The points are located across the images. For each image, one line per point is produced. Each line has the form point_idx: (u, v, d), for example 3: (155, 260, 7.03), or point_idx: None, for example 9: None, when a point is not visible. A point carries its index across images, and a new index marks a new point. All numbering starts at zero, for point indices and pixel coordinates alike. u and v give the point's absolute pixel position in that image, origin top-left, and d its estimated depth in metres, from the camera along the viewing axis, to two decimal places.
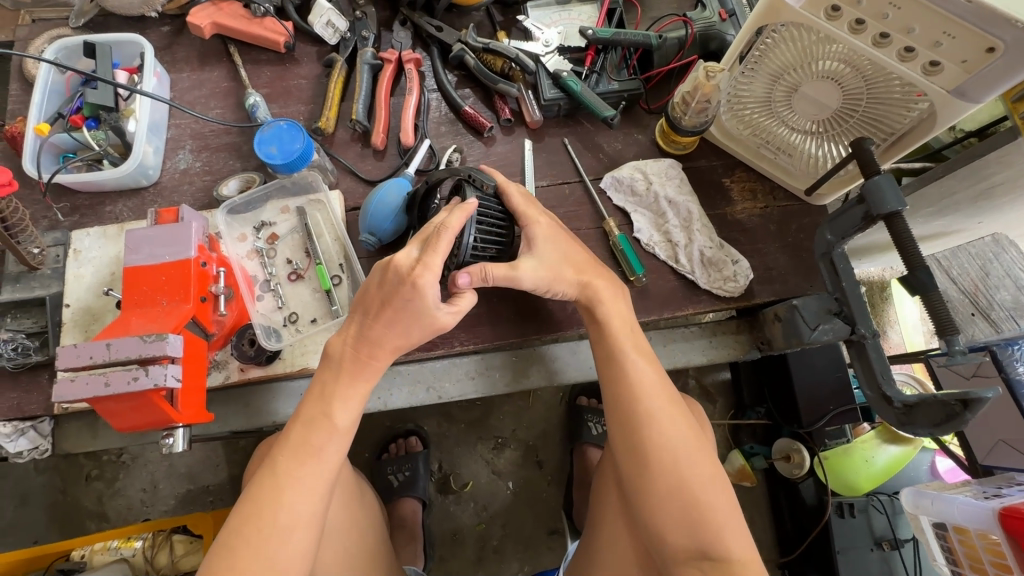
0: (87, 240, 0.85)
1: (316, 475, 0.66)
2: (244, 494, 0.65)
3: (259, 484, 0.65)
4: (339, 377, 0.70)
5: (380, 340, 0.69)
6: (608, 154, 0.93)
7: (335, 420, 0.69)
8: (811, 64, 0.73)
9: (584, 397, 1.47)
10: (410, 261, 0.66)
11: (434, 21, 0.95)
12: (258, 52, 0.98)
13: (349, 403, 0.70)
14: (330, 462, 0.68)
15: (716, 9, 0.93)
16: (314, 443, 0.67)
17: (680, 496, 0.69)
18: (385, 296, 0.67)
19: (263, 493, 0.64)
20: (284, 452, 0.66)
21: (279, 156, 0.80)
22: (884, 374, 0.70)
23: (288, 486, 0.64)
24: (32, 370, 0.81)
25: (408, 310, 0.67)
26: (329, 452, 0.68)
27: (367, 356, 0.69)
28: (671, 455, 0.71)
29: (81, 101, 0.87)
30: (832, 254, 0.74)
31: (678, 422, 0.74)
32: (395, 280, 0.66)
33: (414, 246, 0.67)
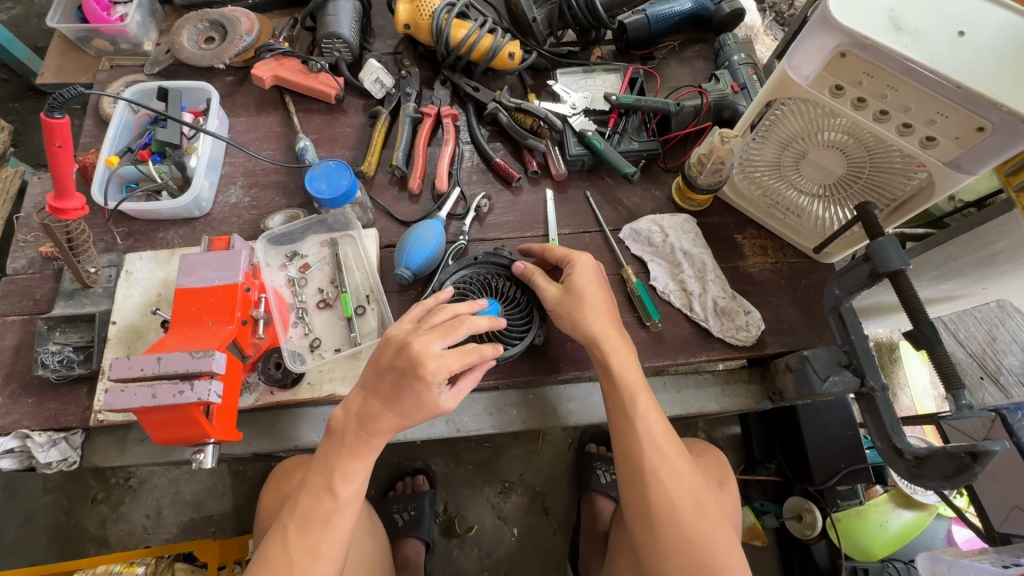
0: (139, 262, 0.91)
1: (330, 546, 0.68)
2: (256, 563, 0.67)
3: (271, 552, 0.67)
4: (347, 446, 0.70)
5: (380, 415, 0.68)
6: (627, 207, 1.00)
7: (337, 492, 0.69)
8: (818, 134, 0.80)
9: (594, 444, 1.47)
10: (428, 353, 0.66)
11: (471, 82, 1.05)
12: (311, 102, 1.08)
13: (349, 477, 0.70)
14: (337, 532, 0.69)
15: (729, 82, 1.03)
16: (318, 515, 0.69)
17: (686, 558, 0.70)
18: (395, 379, 0.67)
19: (271, 561, 0.67)
20: (294, 523, 0.68)
21: (327, 192, 0.86)
22: (894, 426, 0.72)
23: (298, 557, 0.67)
24: (72, 383, 0.85)
25: (412, 395, 0.66)
26: (335, 523, 0.69)
27: (373, 432, 0.69)
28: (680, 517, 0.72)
29: (150, 138, 0.96)
30: (841, 308, 0.78)
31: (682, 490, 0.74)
32: (406, 365, 0.66)
33: (439, 340, 0.67)
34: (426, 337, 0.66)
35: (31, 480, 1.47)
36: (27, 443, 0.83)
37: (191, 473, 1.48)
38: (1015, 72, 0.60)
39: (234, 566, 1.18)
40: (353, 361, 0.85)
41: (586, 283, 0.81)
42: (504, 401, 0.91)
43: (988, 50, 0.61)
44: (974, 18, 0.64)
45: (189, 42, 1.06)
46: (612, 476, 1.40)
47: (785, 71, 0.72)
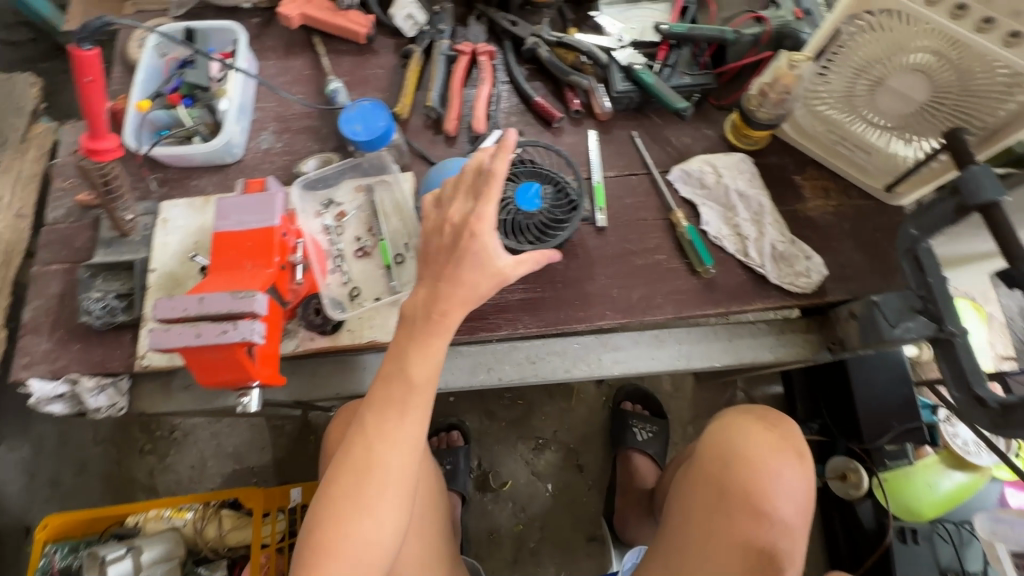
0: (175, 210, 0.90)
1: (407, 434, 0.68)
2: (340, 448, 0.69)
3: (352, 436, 0.68)
4: (420, 331, 0.68)
5: (447, 295, 0.67)
6: (676, 147, 0.93)
7: (411, 375, 0.67)
8: (897, 56, 0.72)
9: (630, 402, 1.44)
10: (463, 215, 0.68)
11: (508, 16, 0.99)
12: (340, 43, 1.03)
13: (424, 360, 0.67)
14: (413, 419, 0.68)
15: (791, 8, 0.93)
16: (394, 400, 0.67)
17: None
18: (447, 254, 0.67)
19: (352, 444, 0.68)
20: (369, 409, 0.68)
21: (363, 133, 0.82)
22: (975, 374, 0.67)
23: (376, 438, 0.67)
24: (116, 330, 0.85)
25: (472, 262, 0.67)
26: (411, 408, 0.68)
27: (438, 314, 0.67)
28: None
29: (179, 81, 0.94)
30: (917, 250, 0.71)
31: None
32: (451, 240, 0.68)
33: (464, 200, 0.68)
34: (456, 205, 0.69)
35: (82, 431, 1.53)
36: (76, 388, 0.84)
37: (231, 426, 1.52)
38: None
39: (278, 514, 1.21)
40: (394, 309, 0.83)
41: None
42: (546, 350, 0.88)
43: None
44: None
45: None
46: (648, 434, 1.38)
47: None
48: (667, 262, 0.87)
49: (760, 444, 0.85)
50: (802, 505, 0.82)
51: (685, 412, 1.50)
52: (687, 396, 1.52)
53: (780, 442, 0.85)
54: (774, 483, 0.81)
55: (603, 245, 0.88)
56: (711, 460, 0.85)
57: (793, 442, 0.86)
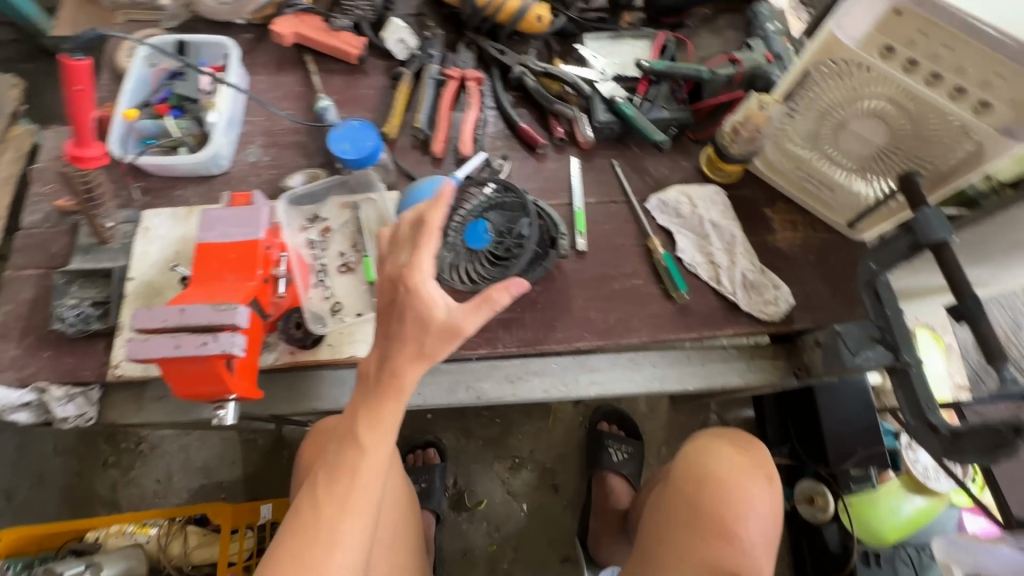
0: (157, 219, 0.90)
1: (360, 500, 0.67)
2: (290, 513, 0.67)
3: (304, 501, 0.67)
4: (373, 401, 0.66)
5: (396, 354, 0.64)
6: (654, 177, 0.97)
7: (362, 443, 0.66)
8: (856, 102, 0.78)
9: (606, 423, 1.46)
10: (401, 267, 0.65)
11: (497, 45, 1.03)
12: (331, 62, 1.05)
13: (375, 428, 0.66)
14: (366, 485, 0.67)
15: (763, 51, 1.00)
16: (347, 466, 0.67)
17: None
18: (389, 311, 0.65)
19: (302, 508, 0.67)
20: (322, 474, 0.67)
21: (351, 152, 0.83)
22: (928, 402, 0.71)
23: (327, 506, 0.66)
24: (89, 338, 0.84)
25: (411, 318, 0.63)
26: (363, 474, 0.67)
27: (389, 373, 0.64)
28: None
29: (168, 93, 0.95)
30: (876, 283, 0.76)
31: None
32: (390, 296, 0.65)
33: (403, 252, 0.66)
34: (394, 256, 0.67)
35: (43, 442, 1.47)
36: (44, 398, 0.82)
37: (201, 440, 1.49)
38: None
39: (246, 531, 1.19)
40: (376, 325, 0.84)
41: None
42: (524, 369, 0.90)
43: None
44: None
45: None
46: (623, 455, 1.40)
47: (831, 33, 0.69)
48: (643, 287, 0.90)
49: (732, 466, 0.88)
50: (771, 526, 0.85)
51: (660, 434, 1.53)
52: (662, 418, 1.55)
53: (752, 463, 0.89)
54: (745, 501, 0.84)
55: (582, 269, 0.91)
56: (686, 479, 0.88)
57: (763, 464, 0.90)
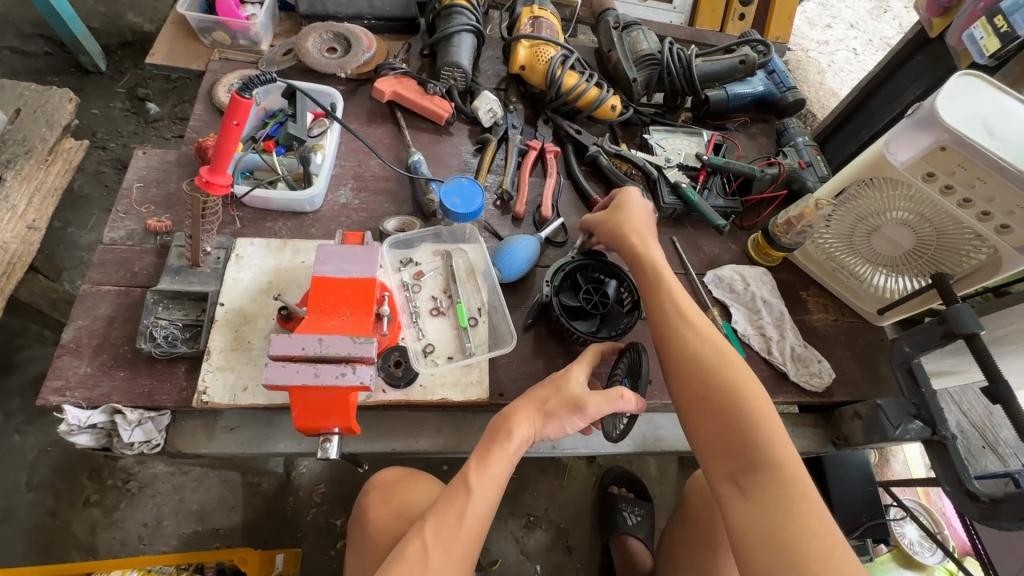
0: (250, 248, 0.91)
1: (462, 544, 0.70)
2: (392, 558, 0.68)
3: (408, 544, 0.69)
4: (485, 449, 0.74)
5: (517, 406, 0.76)
6: (708, 255, 1.09)
7: (470, 487, 0.72)
8: (888, 212, 0.94)
9: (616, 486, 1.49)
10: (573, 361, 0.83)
11: (573, 125, 1.15)
12: (420, 120, 1.13)
13: (484, 474, 0.72)
14: (467, 529, 0.70)
15: (796, 159, 1.18)
16: (455, 513, 0.71)
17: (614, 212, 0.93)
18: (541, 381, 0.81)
19: (406, 552, 0.69)
20: (429, 520, 0.71)
21: (461, 206, 0.89)
22: (965, 473, 0.81)
23: (433, 550, 0.68)
24: (170, 361, 0.82)
25: (550, 379, 0.79)
26: (469, 516, 0.71)
27: (506, 418, 0.75)
28: (672, 335, 0.78)
29: (274, 131, 0.99)
30: (910, 364, 0.89)
31: (685, 316, 0.79)
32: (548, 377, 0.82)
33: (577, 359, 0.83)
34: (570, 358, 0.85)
35: (15, 474, 1.33)
36: (114, 420, 0.78)
37: (200, 480, 1.39)
38: None
39: None
40: (466, 369, 0.87)
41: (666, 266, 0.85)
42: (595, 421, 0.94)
43: None
44: None
45: (314, 49, 1.11)
46: (637, 517, 1.43)
47: (882, 153, 0.85)
48: None
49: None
50: None
51: (670, 497, 1.57)
52: (671, 481, 1.59)
53: None
54: None
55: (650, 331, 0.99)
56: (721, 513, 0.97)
57: None
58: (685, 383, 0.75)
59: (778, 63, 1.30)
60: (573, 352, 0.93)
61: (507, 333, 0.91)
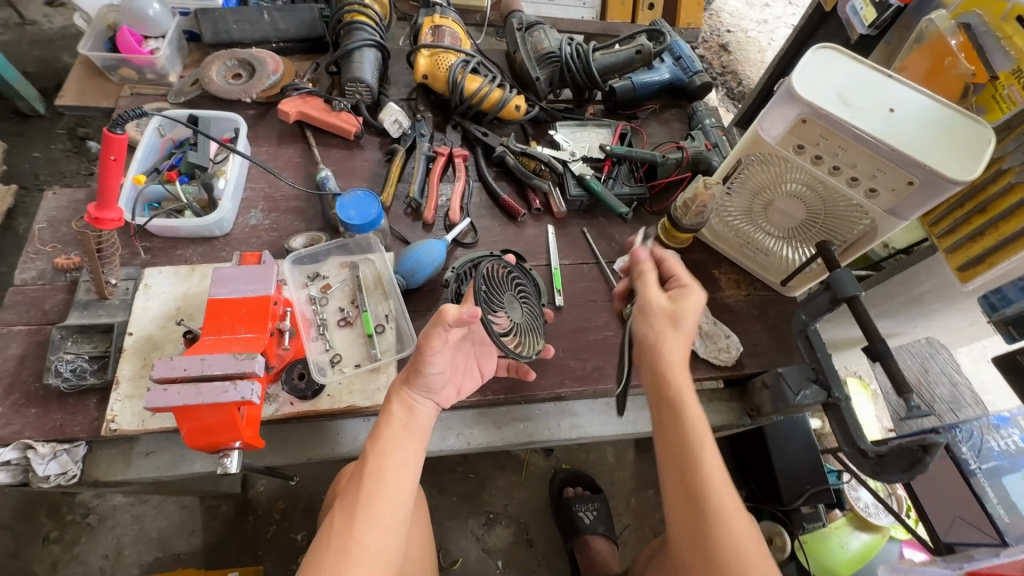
0: (159, 277, 0.94)
1: (387, 508, 0.71)
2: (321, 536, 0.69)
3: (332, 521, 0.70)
4: (377, 429, 0.76)
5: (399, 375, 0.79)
6: (619, 243, 1.12)
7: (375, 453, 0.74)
8: (779, 185, 0.96)
9: (570, 488, 1.49)
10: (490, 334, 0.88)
11: (480, 128, 1.18)
12: (330, 137, 1.16)
13: (385, 440, 0.75)
14: (386, 490, 0.72)
15: (703, 141, 1.20)
16: (365, 480, 0.72)
17: (658, 326, 0.78)
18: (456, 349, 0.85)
19: (330, 530, 0.69)
20: (343, 497, 0.72)
21: (357, 218, 0.92)
22: (857, 431, 0.83)
23: (357, 517, 0.69)
24: (80, 394, 0.84)
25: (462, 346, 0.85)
26: (384, 477, 0.72)
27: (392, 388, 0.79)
28: (709, 500, 0.68)
29: (177, 160, 1.02)
30: (807, 331, 0.91)
31: (726, 477, 0.71)
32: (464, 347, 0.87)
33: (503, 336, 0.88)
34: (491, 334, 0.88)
35: None
36: (26, 455, 0.81)
37: (159, 508, 1.41)
38: (939, 142, 0.76)
39: None
40: (374, 375, 0.90)
41: (676, 341, 0.77)
42: (510, 414, 0.97)
43: (913, 124, 0.77)
44: (903, 98, 0.80)
45: (218, 77, 1.14)
46: (592, 514, 1.43)
47: (757, 132, 0.88)
48: (614, 337, 1.01)
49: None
50: None
51: (628, 483, 1.59)
52: (629, 466, 1.62)
53: None
54: None
55: (561, 322, 1.01)
56: None
57: None
58: (677, 482, 0.72)
59: (682, 48, 1.31)
60: None
61: (413, 335, 0.93)
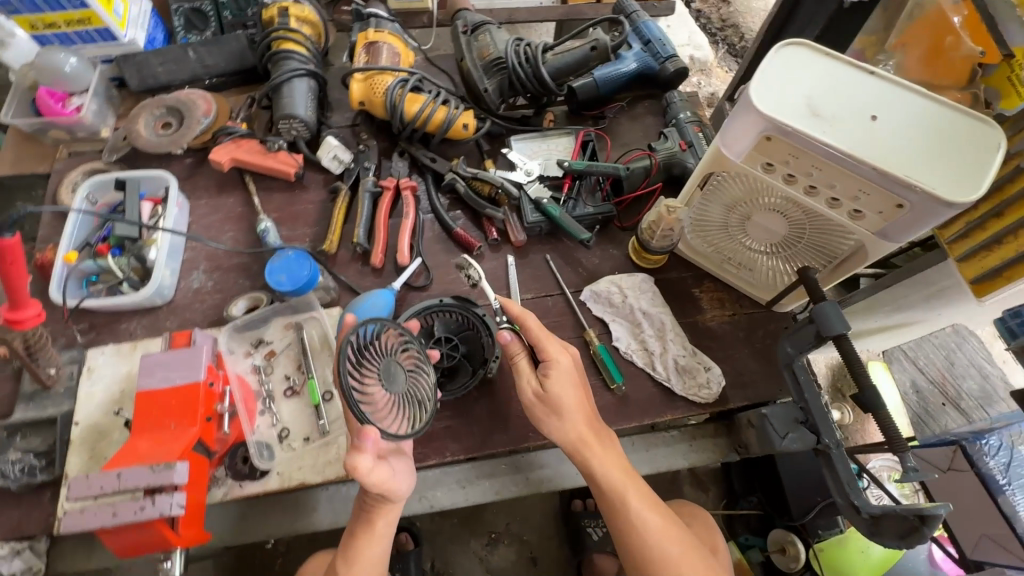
0: (102, 357, 0.91)
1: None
2: None
3: None
4: (357, 508, 0.77)
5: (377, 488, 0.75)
6: (587, 268, 1.02)
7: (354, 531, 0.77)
8: (756, 201, 0.84)
9: (579, 501, 1.47)
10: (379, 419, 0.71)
11: (429, 153, 1.08)
12: (271, 180, 1.09)
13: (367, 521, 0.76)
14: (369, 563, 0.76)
15: (677, 141, 1.08)
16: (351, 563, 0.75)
17: (548, 407, 0.81)
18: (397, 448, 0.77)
19: None
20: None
21: (288, 283, 0.87)
22: (851, 483, 0.74)
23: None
24: (35, 490, 0.84)
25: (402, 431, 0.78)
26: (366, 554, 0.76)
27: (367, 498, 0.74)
28: (650, 528, 0.80)
29: (108, 231, 0.96)
30: (794, 365, 0.81)
31: (654, 505, 0.82)
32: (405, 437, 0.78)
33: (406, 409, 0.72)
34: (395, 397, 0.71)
35: None
36: None
37: None
38: (929, 156, 0.64)
39: None
40: (324, 448, 0.86)
41: (567, 395, 0.81)
42: (475, 471, 0.92)
43: (897, 136, 0.65)
44: (884, 101, 0.67)
45: (147, 129, 1.07)
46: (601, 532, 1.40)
47: (719, 149, 0.77)
48: (582, 379, 0.93)
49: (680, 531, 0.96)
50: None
51: None
52: None
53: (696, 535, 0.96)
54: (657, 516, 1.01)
55: None
56: None
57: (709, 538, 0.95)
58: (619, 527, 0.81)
59: (652, 29, 1.16)
60: (438, 408, 0.89)
61: None
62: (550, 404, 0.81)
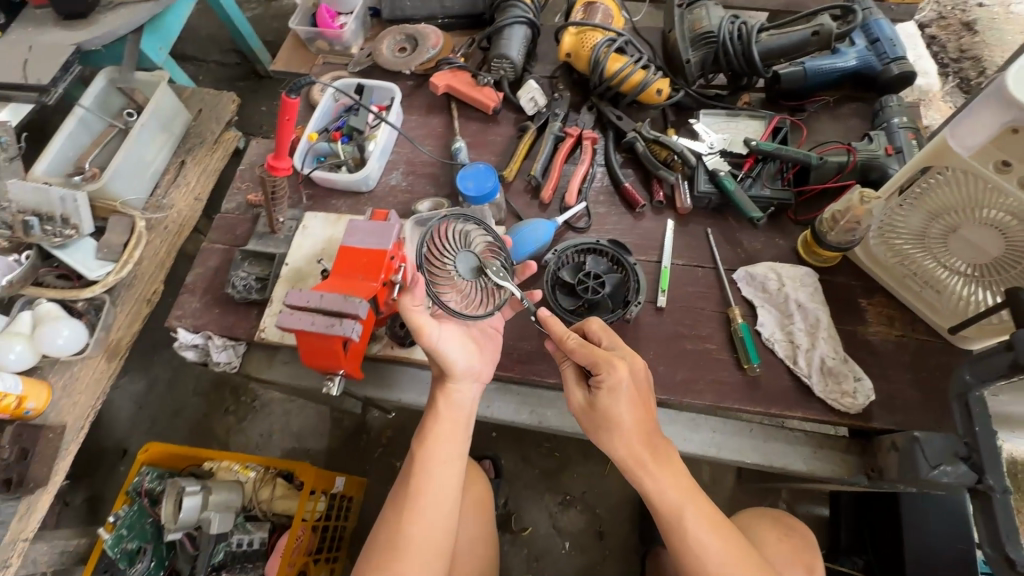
0: (315, 219, 1.11)
1: (434, 497, 0.84)
2: (377, 539, 0.83)
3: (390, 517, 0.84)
4: (423, 430, 0.87)
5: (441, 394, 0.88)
6: (746, 250, 1.01)
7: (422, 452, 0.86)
8: (972, 210, 0.76)
9: None
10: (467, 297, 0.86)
11: (616, 111, 1.14)
12: (471, 110, 1.23)
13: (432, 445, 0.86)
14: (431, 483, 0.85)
15: (883, 144, 1.00)
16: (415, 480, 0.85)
17: (597, 417, 0.80)
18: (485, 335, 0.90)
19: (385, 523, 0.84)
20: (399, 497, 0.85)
21: (473, 190, 0.99)
22: (1009, 533, 0.66)
23: (411, 509, 0.83)
24: (247, 305, 1.06)
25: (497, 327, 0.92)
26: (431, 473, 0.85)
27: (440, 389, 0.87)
28: (703, 546, 0.76)
29: (342, 123, 1.19)
30: (968, 397, 0.73)
31: (714, 525, 0.77)
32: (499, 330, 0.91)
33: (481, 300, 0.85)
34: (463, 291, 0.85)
35: (186, 381, 1.78)
36: (208, 343, 1.05)
37: (301, 409, 1.72)
38: None
39: (321, 495, 1.32)
40: None
41: (622, 407, 0.77)
42: None
43: None
44: None
45: (387, 50, 1.28)
46: None
47: (945, 140, 0.71)
48: (715, 351, 0.92)
49: (771, 543, 0.95)
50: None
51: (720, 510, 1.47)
52: (724, 492, 1.48)
53: (789, 550, 0.94)
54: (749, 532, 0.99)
55: (658, 324, 0.95)
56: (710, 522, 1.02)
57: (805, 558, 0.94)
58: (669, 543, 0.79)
59: (883, 27, 1.09)
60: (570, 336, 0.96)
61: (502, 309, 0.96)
62: (599, 412, 0.79)
